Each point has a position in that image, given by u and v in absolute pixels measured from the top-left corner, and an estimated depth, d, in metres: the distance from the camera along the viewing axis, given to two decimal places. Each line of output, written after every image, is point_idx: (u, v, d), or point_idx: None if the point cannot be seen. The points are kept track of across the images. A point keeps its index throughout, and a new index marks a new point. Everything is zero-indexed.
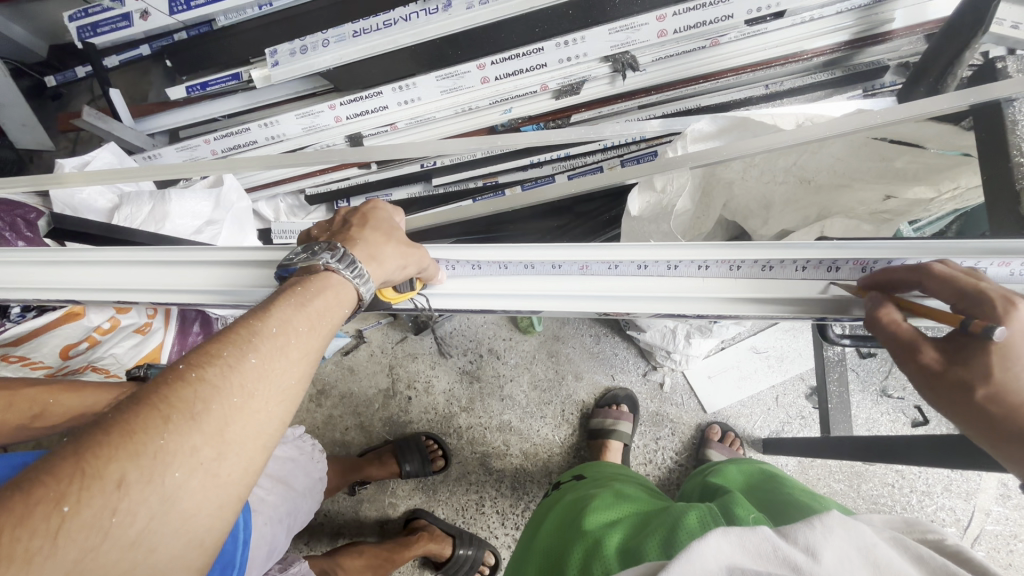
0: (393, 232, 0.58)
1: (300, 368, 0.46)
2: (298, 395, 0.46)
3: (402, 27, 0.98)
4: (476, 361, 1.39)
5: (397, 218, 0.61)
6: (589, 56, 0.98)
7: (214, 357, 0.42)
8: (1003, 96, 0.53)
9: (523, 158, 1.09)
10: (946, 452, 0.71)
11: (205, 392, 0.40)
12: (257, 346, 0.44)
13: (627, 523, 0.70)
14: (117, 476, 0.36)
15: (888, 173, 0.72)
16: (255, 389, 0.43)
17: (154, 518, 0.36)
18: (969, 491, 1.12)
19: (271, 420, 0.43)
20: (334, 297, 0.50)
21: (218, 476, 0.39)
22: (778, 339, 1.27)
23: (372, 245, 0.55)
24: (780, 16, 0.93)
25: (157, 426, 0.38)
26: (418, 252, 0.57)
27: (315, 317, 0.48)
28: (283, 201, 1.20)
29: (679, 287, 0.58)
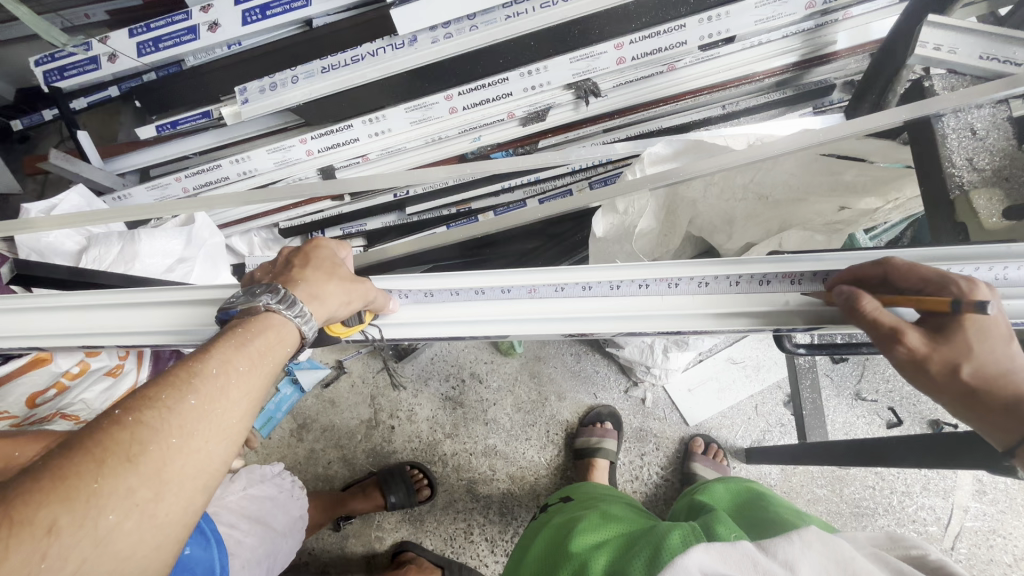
0: (335, 269, 0.58)
1: (244, 405, 0.47)
2: (242, 432, 0.47)
3: (370, 62, 1.00)
4: (458, 387, 1.39)
5: (341, 253, 0.61)
6: (553, 84, 1.02)
7: (153, 399, 0.43)
8: (932, 111, 0.56)
9: (494, 184, 1.11)
10: (916, 452, 0.73)
11: (143, 434, 0.41)
12: (199, 386, 0.45)
13: (611, 544, 0.70)
14: (47, 523, 0.36)
15: (839, 186, 0.75)
16: (195, 428, 0.44)
17: (85, 561, 0.37)
18: (947, 489, 1.14)
19: (211, 460, 0.45)
20: (277, 335, 0.51)
21: (155, 517, 0.40)
22: (754, 349, 1.29)
23: (313, 283, 0.55)
24: (731, 41, 0.98)
25: (91, 470, 0.39)
26: (363, 285, 0.58)
27: (260, 355, 0.49)
28: (257, 234, 1.20)
29: (647, 304, 0.60)
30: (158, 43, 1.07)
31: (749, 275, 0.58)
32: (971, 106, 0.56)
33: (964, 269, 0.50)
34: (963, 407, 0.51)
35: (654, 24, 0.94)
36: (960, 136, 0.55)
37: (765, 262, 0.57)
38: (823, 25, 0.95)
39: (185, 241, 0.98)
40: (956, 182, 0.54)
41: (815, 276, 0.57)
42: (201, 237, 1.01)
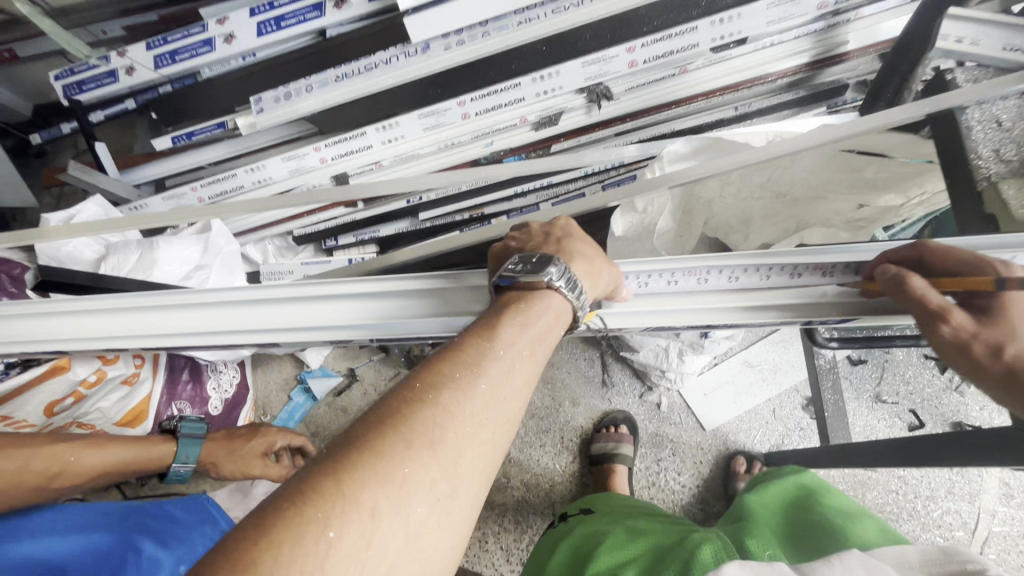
0: (593, 249, 0.55)
1: (522, 392, 0.45)
2: (513, 424, 0.45)
3: (383, 70, 1.01)
4: None
5: (585, 232, 0.57)
6: (565, 89, 1.03)
7: (446, 380, 0.42)
8: (956, 104, 0.55)
9: (507, 189, 1.12)
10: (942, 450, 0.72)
11: (448, 418, 0.40)
12: (487, 370, 0.43)
13: (641, 551, 0.71)
14: (372, 505, 0.35)
15: (859, 183, 0.74)
16: (485, 417, 0.42)
17: (402, 550, 0.36)
18: (972, 493, 1.11)
19: (491, 453, 0.43)
20: (552, 312, 0.49)
21: (449, 510, 0.39)
22: (770, 352, 1.28)
23: (589, 261, 0.52)
24: (743, 43, 0.98)
25: (403, 452, 0.38)
26: (614, 268, 0.55)
27: (535, 339, 0.47)
28: (271, 242, 1.20)
29: (666, 300, 0.59)
30: (175, 55, 1.09)
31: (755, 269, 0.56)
32: (994, 98, 0.55)
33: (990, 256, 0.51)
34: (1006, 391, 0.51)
35: (666, 27, 0.94)
36: (984, 127, 0.55)
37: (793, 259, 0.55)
38: (835, 25, 0.96)
39: (202, 248, 0.99)
40: (983, 174, 0.53)
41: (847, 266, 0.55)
42: (217, 244, 1.02)
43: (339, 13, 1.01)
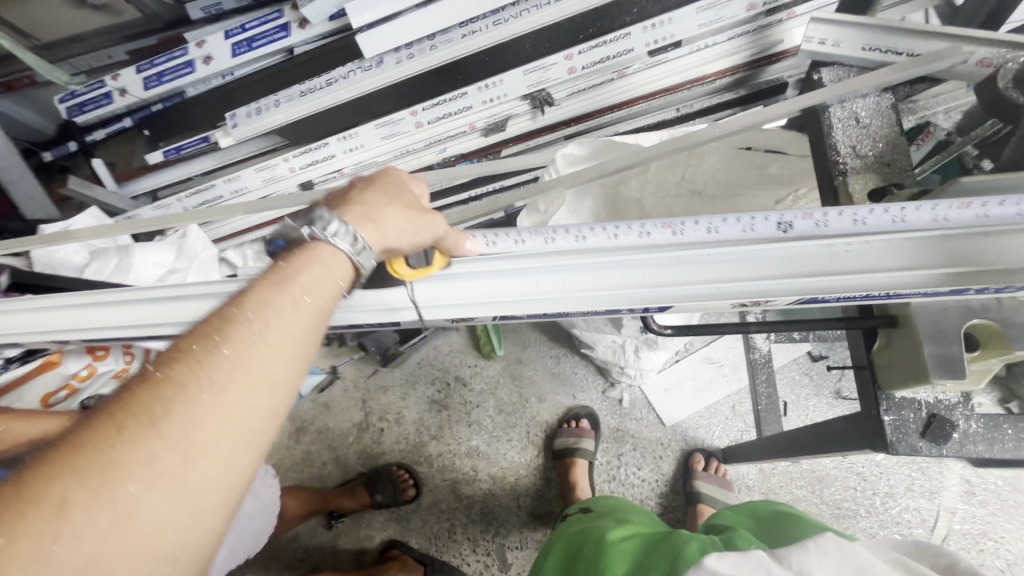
0: (393, 199, 0.54)
1: (286, 351, 0.44)
2: (285, 383, 0.44)
3: (342, 84, 1.06)
4: (443, 390, 1.43)
5: (396, 181, 0.57)
6: (509, 96, 1.08)
7: (181, 354, 0.41)
8: (821, 100, 0.57)
9: (463, 192, 1.18)
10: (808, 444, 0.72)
11: (167, 394, 0.38)
12: (229, 335, 0.42)
13: (630, 554, 0.74)
14: (56, 499, 0.34)
15: (767, 180, 0.76)
16: (227, 382, 0.40)
17: (107, 541, 0.34)
18: (933, 490, 1.11)
19: (252, 414, 0.41)
20: (323, 266, 0.48)
21: (184, 485, 0.37)
22: (730, 349, 1.29)
23: (369, 210, 0.52)
24: (678, 45, 1.00)
25: (111, 436, 0.36)
26: (427, 218, 0.54)
27: (307, 295, 0.46)
28: (251, 248, 1.28)
29: (519, 289, 0.56)
30: (161, 77, 1.17)
31: (627, 227, 0.53)
32: (855, 95, 0.57)
33: (841, 245, 0.48)
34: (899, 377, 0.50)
35: (600, 34, 0.98)
36: (845, 124, 0.57)
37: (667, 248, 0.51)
38: (766, 26, 0.97)
39: (176, 253, 1.08)
40: (839, 168, 0.55)
41: (735, 221, 0.50)
42: (194, 249, 1.11)
43: (304, 32, 1.08)
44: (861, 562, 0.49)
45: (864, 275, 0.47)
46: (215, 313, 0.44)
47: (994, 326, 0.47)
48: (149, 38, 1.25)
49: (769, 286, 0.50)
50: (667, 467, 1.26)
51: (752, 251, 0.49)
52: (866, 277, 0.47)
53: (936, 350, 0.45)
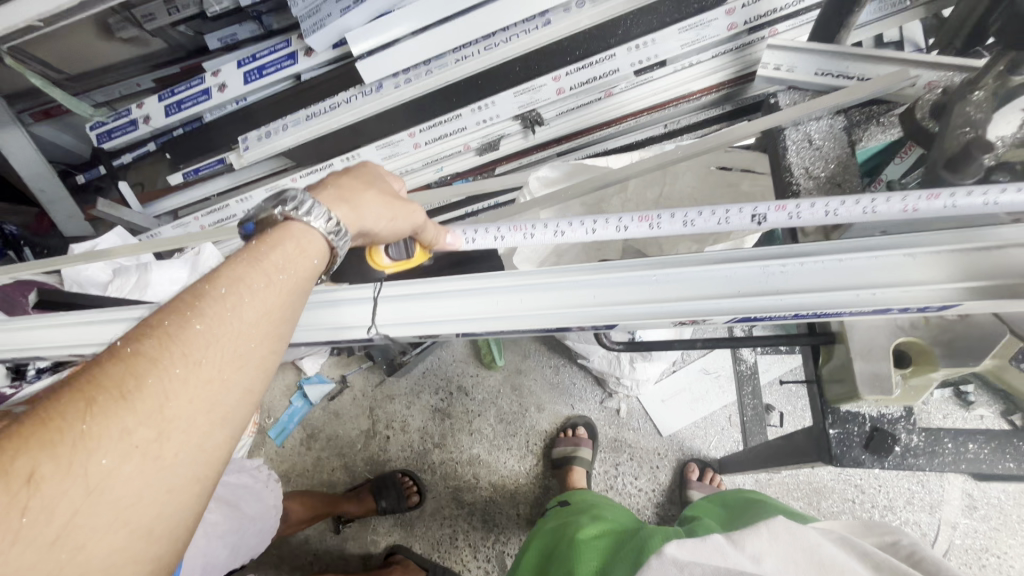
0: (373, 186, 0.58)
1: (259, 329, 0.47)
2: (257, 360, 0.47)
3: (344, 108, 1.13)
4: (447, 399, 1.47)
5: (374, 171, 0.61)
6: (501, 117, 1.12)
7: (154, 330, 0.43)
8: (776, 124, 0.60)
9: (460, 210, 1.24)
10: (779, 455, 0.75)
11: (138, 370, 0.40)
12: (201, 313, 0.44)
13: (600, 551, 0.78)
14: (27, 471, 0.35)
15: (740, 196, 0.79)
16: (199, 359, 0.43)
17: (78, 512, 0.36)
18: (933, 503, 1.12)
19: (225, 391, 0.44)
20: (296, 248, 0.51)
21: (157, 457, 0.39)
22: (726, 360, 1.32)
23: (345, 195, 0.55)
24: (663, 65, 1.04)
25: (81, 410, 0.38)
26: (406, 209, 0.58)
27: (278, 276, 0.49)
28: None
29: (480, 307, 0.60)
30: (180, 104, 1.25)
31: (605, 222, 0.58)
32: (808, 119, 0.60)
33: (776, 267, 0.51)
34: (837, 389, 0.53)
35: (586, 56, 1.02)
36: (799, 146, 0.59)
37: (629, 262, 0.56)
38: (747, 44, 1.01)
39: (190, 270, 1.16)
40: (793, 189, 0.57)
41: (710, 214, 0.54)
42: (208, 266, 1.18)
43: (311, 59, 1.12)
44: (810, 543, 0.51)
45: (804, 294, 0.50)
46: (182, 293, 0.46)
47: (924, 343, 0.49)
48: (173, 68, 1.33)
49: (711, 305, 0.52)
50: (664, 477, 1.27)
51: (691, 270, 0.53)
52: (804, 296, 0.50)
53: (866, 368, 0.48)
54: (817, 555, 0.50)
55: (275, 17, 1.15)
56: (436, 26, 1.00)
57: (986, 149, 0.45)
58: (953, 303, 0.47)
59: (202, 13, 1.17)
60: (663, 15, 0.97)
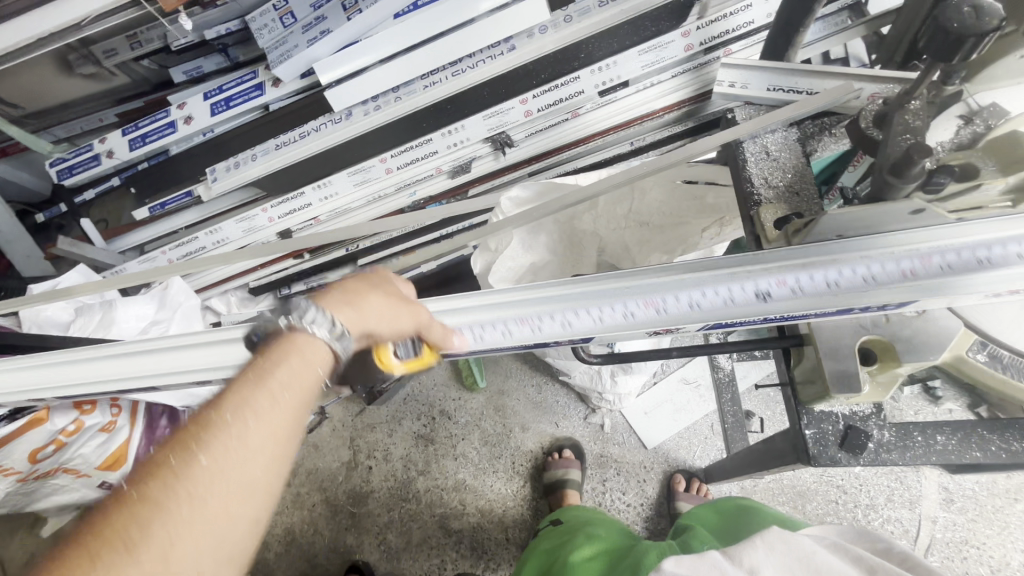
0: (378, 291, 0.56)
1: (264, 453, 0.45)
2: (265, 484, 0.46)
3: (314, 136, 1.13)
4: (429, 424, 1.45)
5: (384, 273, 0.60)
6: (471, 140, 1.14)
7: (160, 469, 0.42)
8: (736, 137, 0.62)
9: (435, 232, 1.25)
10: (761, 460, 0.75)
11: (143, 515, 0.40)
12: (206, 446, 0.43)
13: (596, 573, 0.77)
14: None
15: (706, 209, 0.81)
16: (203, 496, 0.42)
17: None
18: (913, 499, 1.15)
19: (230, 522, 0.43)
20: (298, 364, 0.49)
21: None
22: (704, 370, 1.34)
23: (349, 299, 0.54)
24: (625, 85, 1.08)
25: (87, 564, 0.38)
26: (411, 308, 0.55)
27: (283, 387, 0.48)
28: (234, 294, 1.32)
29: (451, 331, 0.57)
30: (145, 138, 1.22)
31: None
32: (764, 132, 0.63)
33: (741, 273, 0.53)
34: (806, 391, 0.54)
35: (551, 79, 1.06)
36: (757, 158, 0.62)
37: (600, 276, 0.56)
38: (704, 64, 1.05)
39: (158, 305, 1.13)
40: (754, 199, 0.60)
41: None
42: (176, 300, 1.16)
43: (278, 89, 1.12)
44: (805, 552, 0.52)
45: (771, 297, 0.52)
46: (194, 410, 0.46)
47: (884, 341, 0.52)
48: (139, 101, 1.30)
49: (681, 313, 0.54)
50: (652, 490, 1.27)
51: (666, 280, 0.54)
52: (770, 299, 0.52)
53: (836, 367, 0.51)
54: (812, 561, 0.51)
55: (241, 49, 1.15)
56: (405, 53, 1.03)
57: (924, 153, 0.46)
58: (909, 299, 0.49)
59: (166, 46, 1.16)
60: (622, 39, 1.01)
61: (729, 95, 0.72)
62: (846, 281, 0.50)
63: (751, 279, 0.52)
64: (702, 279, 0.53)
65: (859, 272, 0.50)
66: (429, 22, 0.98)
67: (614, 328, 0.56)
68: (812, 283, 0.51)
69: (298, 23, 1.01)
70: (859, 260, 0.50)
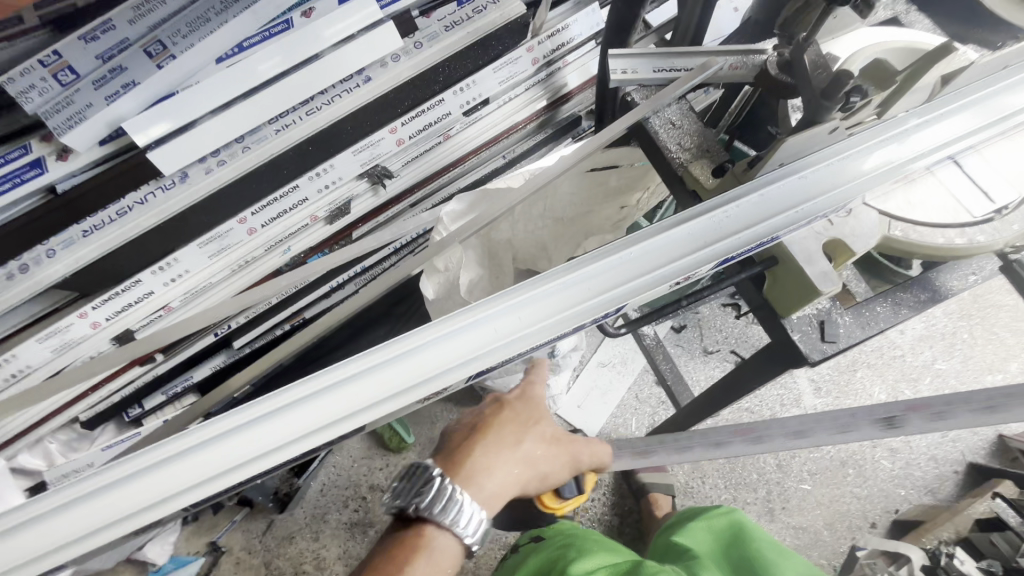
0: (526, 433, 0.69)
1: None
2: None
3: (139, 211, 0.87)
4: (362, 506, 1.27)
5: (523, 409, 0.72)
6: (344, 179, 1.06)
7: None
8: (642, 115, 0.70)
9: (323, 286, 1.11)
10: (727, 392, 0.84)
11: None
12: None
13: None
14: None
15: (611, 191, 0.88)
16: None
17: None
18: (796, 397, 1.44)
19: None
20: (449, 549, 0.58)
21: None
22: (616, 348, 1.44)
23: (498, 448, 0.66)
24: (487, 103, 1.13)
25: None
26: (557, 446, 0.70)
27: (456, 547, 0.58)
28: (54, 440, 0.98)
29: (475, 344, 0.52)
30: None
31: None
32: (663, 106, 0.71)
33: (721, 214, 0.56)
34: (792, 300, 0.63)
35: (417, 104, 1.03)
36: (666, 129, 0.71)
37: (605, 249, 0.55)
38: (549, 74, 1.16)
39: None
40: (676, 162, 0.68)
41: None
42: None
43: (69, 162, 0.76)
44: None
45: (756, 228, 0.56)
46: (410, 523, 0.60)
47: (842, 241, 0.62)
48: None
49: (689, 263, 0.56)
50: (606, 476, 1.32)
51: (664, 238, 0.55)
52: (755, 229, 0.56)
53: (815, 269, 0.59)
54: None
55: None
56: (246, 95, 0.83)
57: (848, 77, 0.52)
58: (845, 202, 0.59)
59: None
60: (474, 59, 1.04)
61: (624, 82, 0.74)
62: (805, 197, 0.57)
63: (738, 220, 0.56)
64: (699, 230, 0.56)
65: (816, 181, 0.57)
66: (274, 57, 0.81)
67: (642, 288, 0.55)
68: (786, 206, 0.57)
69: (85, 78, 0.70)
70: (808, 177, 0.57)
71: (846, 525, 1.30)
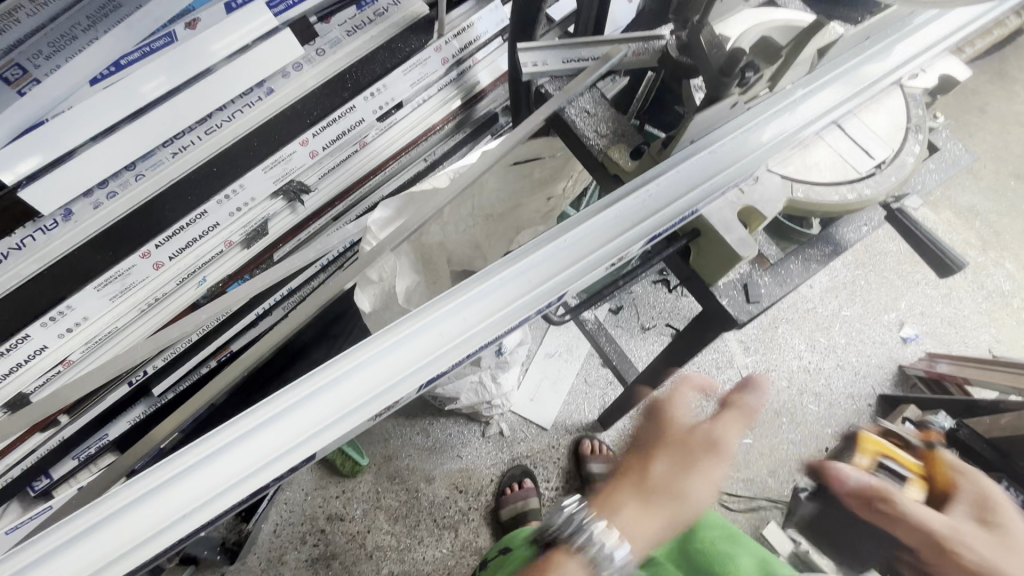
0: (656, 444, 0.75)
1: None
2: None
3: (16, 258, 0.76)
4: (321, 540, 1.21)
5: (653, 430, 0.77)
6: (257, 199, 1.00)
7: None
8: (557, 106, 0.71)
9: (248, 315, 1.04)
10: (669, 362, 0.88)
11: None
12: None
13: None
14: None
15: (536, 183, 0.89)
16: None
17: None
18: (729, 359, 1.54)
19: None
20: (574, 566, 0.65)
21: None
22: (560, 337, 1.46)
23: (634, 469, 0.74)
24: (401, 106, 1.10)
25: None
26: (697, 452, 0.72)
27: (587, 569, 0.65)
28: None
29: (426, 350, 0.51)
30: None
31: None
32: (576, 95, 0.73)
33: (642, 194, 0.59)
34: (718, 268, 0.67)
35: (326, 115, 0.98)
36: (582, 117, 0.73)
37: (537, 241, 0.56)
38: (460, 73, 1.16)
39: None
40: (596, 149, 0.71)
41: None
42: None
43: None
44: None
45: (676, 204, 0.59)
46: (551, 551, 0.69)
47: (751, 208, 0.67)
48: None
49: (619, 243, 0.57)
50: (566, 463, 1.35)
51: (593, 224, 0.57)
52: (675, 205, 0.59)
53: (734, 237, 0.63)
54: None
55: None
56: (132, 117, 0.74)
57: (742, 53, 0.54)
58: (748, 172, 0.64)
59: None
60: (383, 62, 1.01)
61: (536, 75, 0.75)
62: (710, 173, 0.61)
63: (660, 199, 0.59)
64: (623, 214, 0.58)
65: (717, 156, 0.62)
66: (160, 74, 0.73)
67: (581, 273, 0.56)
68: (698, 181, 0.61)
69: None
70: (712, 154, 0.62)
71: (786, 469, 1.41)
